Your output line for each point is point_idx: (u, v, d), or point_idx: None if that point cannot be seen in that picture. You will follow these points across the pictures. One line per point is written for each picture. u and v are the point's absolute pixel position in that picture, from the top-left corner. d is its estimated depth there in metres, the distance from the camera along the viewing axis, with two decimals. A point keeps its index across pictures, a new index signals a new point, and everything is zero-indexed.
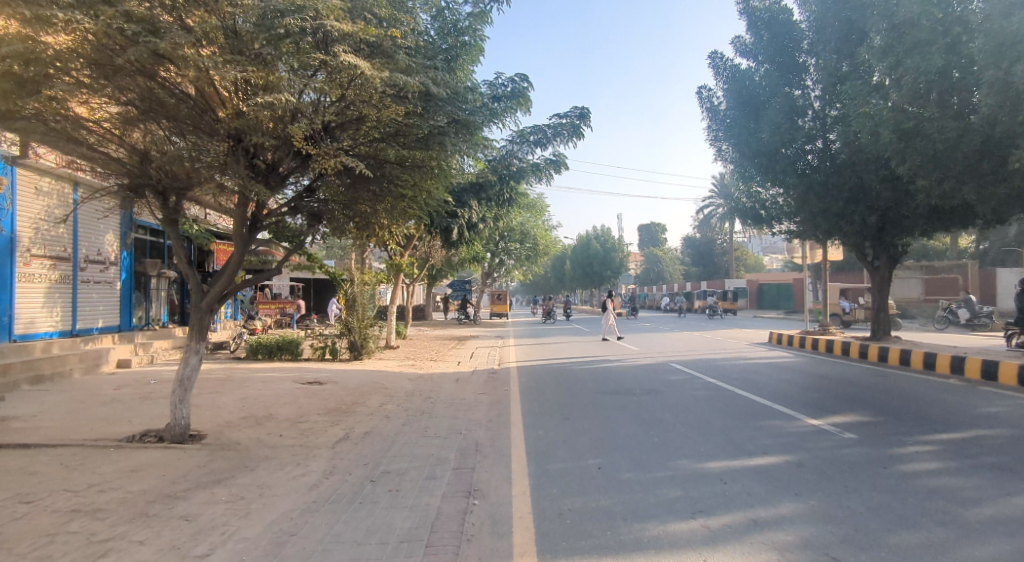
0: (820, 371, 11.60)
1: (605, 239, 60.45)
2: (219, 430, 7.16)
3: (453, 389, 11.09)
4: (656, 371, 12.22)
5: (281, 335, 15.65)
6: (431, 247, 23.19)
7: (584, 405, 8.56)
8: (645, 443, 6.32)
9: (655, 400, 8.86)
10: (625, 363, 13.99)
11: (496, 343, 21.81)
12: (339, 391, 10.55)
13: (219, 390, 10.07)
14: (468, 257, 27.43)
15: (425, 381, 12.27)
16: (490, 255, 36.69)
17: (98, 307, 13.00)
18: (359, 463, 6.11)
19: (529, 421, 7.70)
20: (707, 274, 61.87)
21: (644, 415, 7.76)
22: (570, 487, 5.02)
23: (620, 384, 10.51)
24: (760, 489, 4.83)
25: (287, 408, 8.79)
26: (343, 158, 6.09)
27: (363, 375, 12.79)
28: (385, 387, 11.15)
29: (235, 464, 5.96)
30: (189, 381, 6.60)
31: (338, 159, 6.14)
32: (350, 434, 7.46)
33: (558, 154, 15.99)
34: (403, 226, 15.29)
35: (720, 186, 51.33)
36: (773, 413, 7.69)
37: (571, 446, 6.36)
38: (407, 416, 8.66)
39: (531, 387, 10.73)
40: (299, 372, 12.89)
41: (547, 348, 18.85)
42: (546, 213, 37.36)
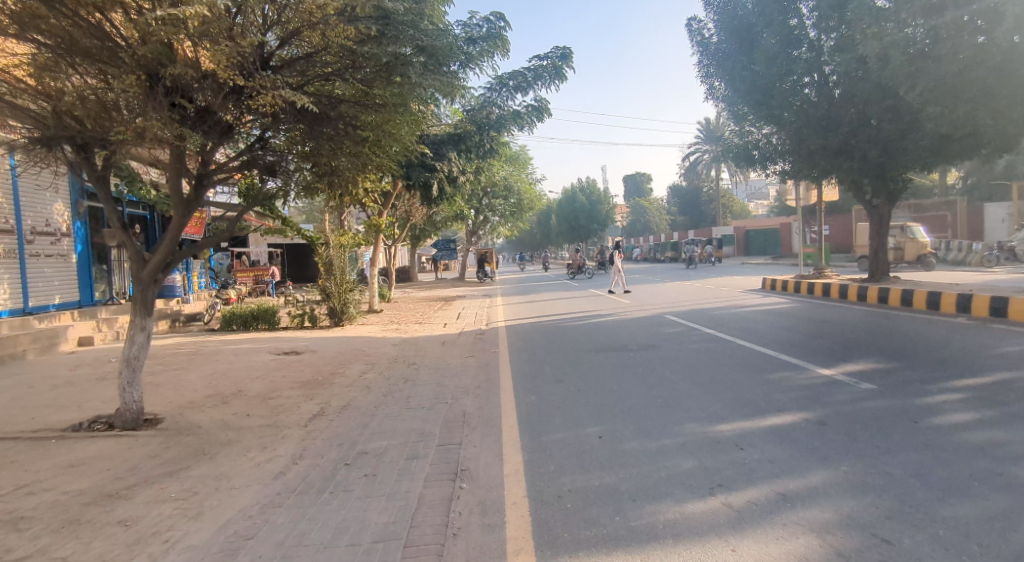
0: (820, 316, 11.10)
1: (590, 191, 59.54)
2: (178, 413, 6.51)
3: (438, 354, 10.48)
4: (650, 324, 11.66)
5: (255, 304, 14.87)
6: (411, 205, 22.23)
7: (578, 366, 7.97)
8: (648, 406, 5.75)
9: (653, 356, 8.29)
10: (618, 317, 13.45)
11: (484, 302, 21.19)
12: (316, 361, 9.90)
13: (186, 366, 9.43)
14: (451, 214, 26.52)
15: (408, 346, 11.66)
16: (474, 212, 35.84)
17: (54, 282, 12.54)
18: (332, 443, 5.50)
19: (519, 386, 7.11)
20: (694, 223, 61.38)
21: (643, 374, 7.19)
22: (568, 463, 4.44)
23: (614, 340, 9.93)
24: (783, 453, 4.26)
25: (258, 383, 8.14)
26: (281, 90, 5.25)
27: (344, 342, 12.14)
28: (366, 355, 10.53)
29: (193, 451, 5.33)
30: (137, 361, 5.97)
31: (275, 92, 5.27)
32: (325, 409, 6.83)
33: (539, 99, 15.29)
34: (376, 184, 14.30)
35: (706, 131, 50.35)
36: (781, 364, 7.14)
37: (567, 413, 5.78)
38: (388, 386, 8.03)
39: (521, 347, 10.14)
40: (274, 342, 12.24)
41: (536, 305, 18.26)
42: (529, 166, 36.37)
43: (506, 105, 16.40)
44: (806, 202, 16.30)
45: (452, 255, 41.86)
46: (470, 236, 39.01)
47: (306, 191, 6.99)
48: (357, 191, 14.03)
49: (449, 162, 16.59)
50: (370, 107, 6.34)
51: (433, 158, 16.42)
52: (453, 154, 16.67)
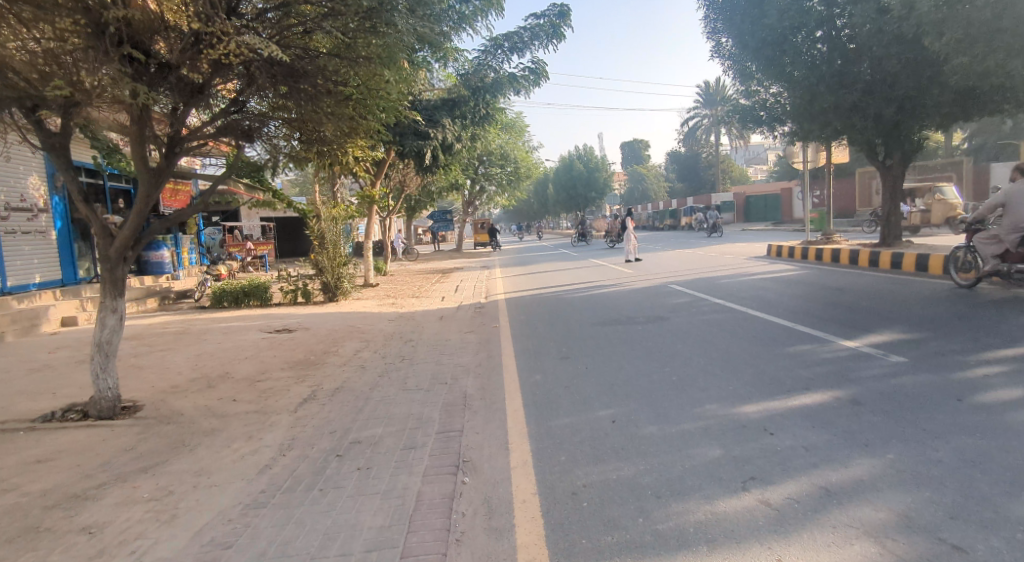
0: (832, 283, 10.68)
1: (588, 159, 58.61)
2: (159, 400, 6.10)
3: (436, 329, 10.07)
4: (655, 294, 11.24)
5: (246, 280, 14.39)
6: (406, 174, 21.57)
7: (584, 341, 7.55)
8: (664, 385, 5.34)
9: (663, 329, 7.88)
10: (621, 287, 13.02)
11: (482, 274, 20.71)
12: (309, 340, 9.48)
13: (173, 347, 9.04)
14: (447, 184, 25.86)
15: (405, 321, 11.24)
16: (470, 182, 35.24)
17: (33, 260, 12.24)
18: (323, 431, 5.10)
19: (523, 364, 6.69)
20: (693, 189, 60.69)
21: (654, 349, 6.78)
22: (581, 453, 4.02)
23: (620, 312, 9.50)
24: (819, 437, 3.85)
25: (246, 365, 7.71)
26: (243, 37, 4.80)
27: (338, 318, 11.71)
28: (361, 331, 10.12)
29: (172, 443, 4.92)
30: (110, 346, 5.54)
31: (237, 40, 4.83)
32: (316, 392, 6.41)
33: (536, 60, 14.62)
34: (367, 152, 13.74)
35: (705, 95, 49.34)
36: (800, 336, 6.70)
37: (575, 394, 5.36)
38: (384, 365, 7.61)
39: (522, 321, 9.73)
40: (265, 319, 11.84)
41: (536, 276, 17.81)
42: (526, 133, 35.57)
43: (502, 68, 15.81)
44: (815, 164, 15.72)
45: (448, 227, 41.22)
46: (466, 206, 38.38)
47: (294, 161, 7.01)
48: (346, 160, 13.42)
49: (443, 128, 15.93)
50: (350, 62, 5.99)
51: (427, 124, 15.82)
52: (448, 119, 16.06)
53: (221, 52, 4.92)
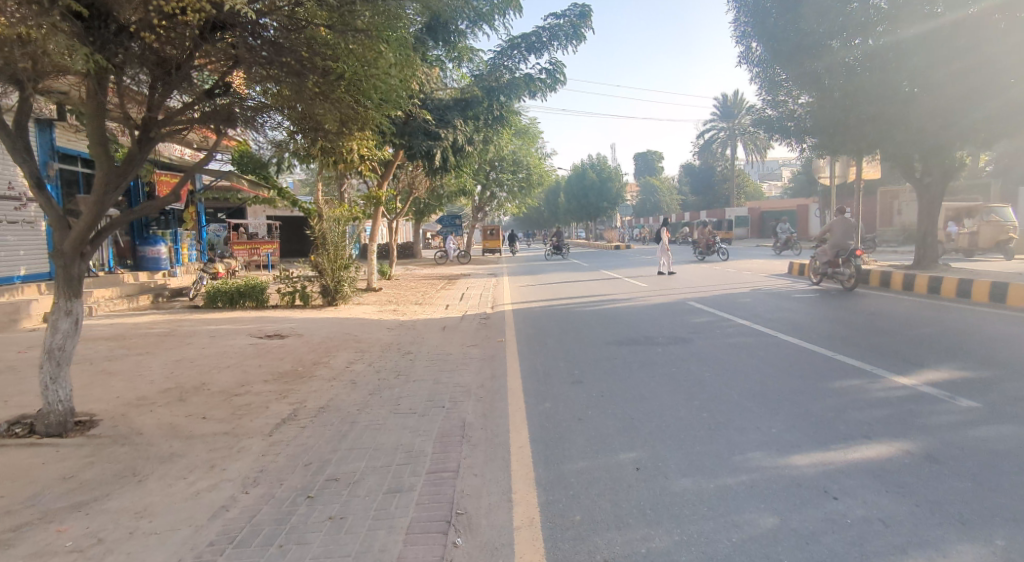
0: (866, 307, 9.88)
1: (601, 168, 57.92)
2: (120, 415, 5.41)
3: (437, 341, 9.36)
4: (674, 311, 10.51)
5: (242, 280, 13.77)
6: (415, 176, 20.92)
7: (599, 363, 6.82)
8: (695, 422, 4.59)
9: (686, 352, 7.13)
10: (636, 302, 12.27)
11: (488, 282, 20.01)
12: (300, 348, 8.78)
13: (152, 350, 8.38)
14: (456, 188, 25.25)
15: (405, 330, 10.57)
16: (482, 187, 34.76)
17: (19, 251, 11.73)
18: (298, 462, 4.39)
19: (531, 388, 5.97)
20: (707, 203, 59.94)
21: (678, 376, 6.03)
22: (601, 513, 3.29)
23: (637, 331, 8.76)
24: (900, 505, 3.09)
25: (226, 375, 7.00)
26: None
27: (334, 324, 11.06)
28: (357, 340, 9.43)
29: (121, 471, 4.23)
30: (62, 353, 4.87)
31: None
32: (297, 411, 5.70)
33: (553, 61, 13.98)
34: (372, 150, 13.14)
35: (723, 107, 48.87)
36: (844, 367, 5.94)
37: (591, 429, 4.64)
38: (377, 381, 6.91)
39: (531, 336, 9.01)
40: (258, 322, 11.19)
41: (545, 286, 17.08)
42: (540, 139, 35.04)
43: (518, 69, 15.21)
44: (843, 179, 14.95)
45: (457, 231, 40.57)
46: (476, 212, 37.81)
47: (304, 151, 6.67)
48: (350, 158, 12.78)
49: (454, 129, 15.27)
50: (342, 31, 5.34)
51: (438, 124, 15.21)
52: (460, 120, 15.45)
53: (177, 5, 4.28)
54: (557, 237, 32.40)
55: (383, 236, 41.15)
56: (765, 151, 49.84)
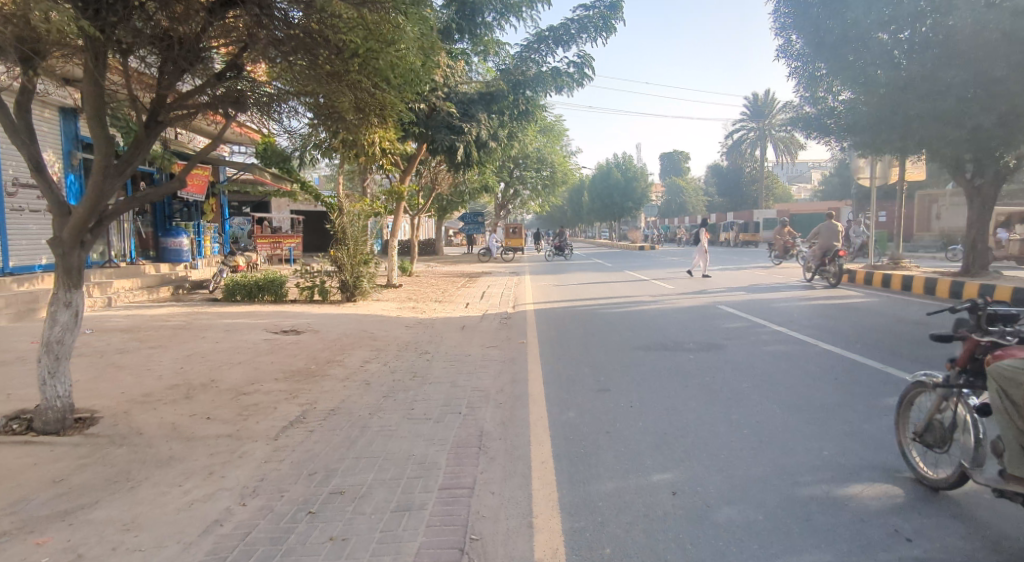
0: (911, 315, 9.33)
1: (626, 167, 57.16)
2: (122, 412, 5.15)
3: (456, 341, 9.02)
4: (704, 316, 10.04)
5: (261, 273, 13.59)
6: (438, 172, 20.64)
7: (627, 370, 6.41)
8: (734, 441, 4.17)
9: (719, 360, 6.69)
10: (664, 305, 11.79)
11: (510, 280, 19.62)
12: (315, 345, 8.51)
13: (164, 344, 8.16)
14: (479, 185, 24.91)
15: (424, 329, 10.26)
16: (505, 184, 34.46)
17: (40, 240, 11.67)
18: (303, 471, 4.07)
19: (554, 396, 5.58)
20: (734, 205, 58.88)
21: (713, 386, 5.60)
22: (634, 546, 2.89)
23: (665, 336, 8.32)
24: (985, 551, 2.66)
25: (236, 372, 6.72)
26: None
27: (352, 320, 10.78)
28: (374, 338, 9.13)
29: (115, 476, 3.95)
30: (61, 347, 4.62)
31: None
32: (306, 414, 5.39)
33: (582, 54, 13.60)
34: (392, 141, 12.86)
35: (753, 107, 47.93)
36: (896, 381, 5.46)
37: (620, 445, 4.24)
38: (392, 382, 6.59)
39: (553, 339, 8.62)
40: (276, 317, 10.97)
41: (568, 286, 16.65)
42: (565, 137, 34.61)
43: (545, 62, 14.84)
44: (883, 180, 14.28)
45: (479, 229, 40.10)
46: (499, 210, 37.37)
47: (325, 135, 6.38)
48: (372, 150, 12.52)
49: (478, 123, 14.94)
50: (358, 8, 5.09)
51: (461, 118, 14.90)
52: (484, 114, 15.12)
53: None
54: (562, 237, 32.26)
55: (405, 233, 40.92)
56: (796, 152, 48.72)
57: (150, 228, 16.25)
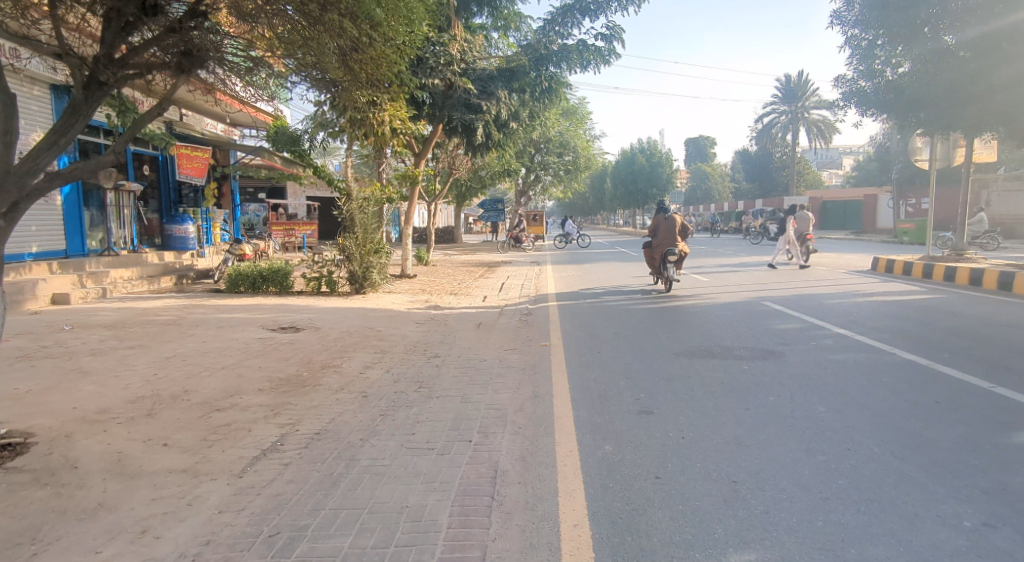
0: (992, 315, 8.15)
1: (651, 153, 55.51)
2: (62, 437, 4.24)
3: (471, 342, 8.05)
4: (749, 314, 8.94)
5: (267, 262, 12.78)
6: (456, 156, 19.65)
7: (669, 385, 5.40)
8: (830, 505, 3.13)
9: (780, 374, 5.62)
10: (700, 301, 10.70)
11: (530, 271, 18.59)
12: (313, 346, 7.58)
13: (145, 343, 7.29)
14: (499, 170, 23.87)
15: (436, 326, 9.29)
16: (526, 169, 33.31)
17: (29, 227, 10.94)
18: (261, 532, 3.11)
19: (585, 421, 4.59)
20: (763, 191, 56.88)
21: (782, 410, 4.54)
22: None
23: (708, 340, 7.27)
24: None
25: (215, 381, 5.80)
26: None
27: (359, 316, 9.86)
28: (379, 338, 8.20)
29: (19, 535, 3.02)
30: None
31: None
32: (284, 439, 4.46)
33: (612, 23, 12.43)
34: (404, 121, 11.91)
35: (785, 89, 46.04)
36: (1015, 407, 4.37)
37: (677, 502, 3.23)
38: (394, 395, 5.65)
39: (581, 341, 7.61)
40: (277, 311, 10.09)
41: (593, 278, 15.56)
42: (588, 120, 33.33)
43: (571, 35, 13.76)
44: (944, 163, 12.95)
45: (499, 216, 38.87)
46: (520, 196, 36.17)
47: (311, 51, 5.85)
48: (383, 129, 11.59)
49: (497, 101, 13.87)
50: None
51: (479, 95, 13.82)
52: (504, 91, 14.00)
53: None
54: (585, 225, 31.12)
55: (421, 220, 39.92)
56: (829, 137, 46.86)
57: (154, 215, 15.50)
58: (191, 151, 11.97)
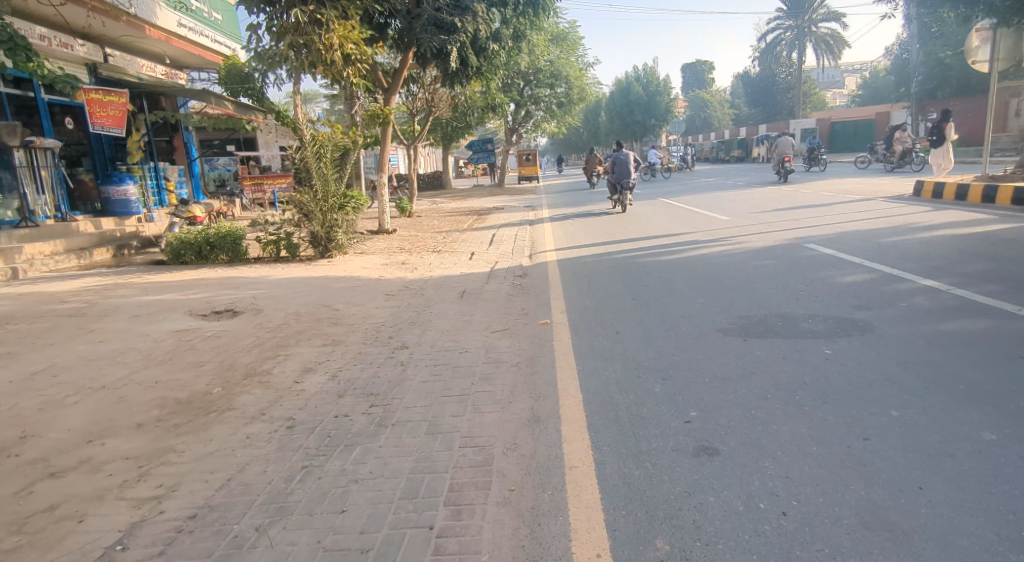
0: None
1: (648, 80, 52.31)
2: None
3: (453, 322, 6.31)
4: (798, 265, 7.19)
5: (214, 226, 10.89)
6: (434, 90, 17.45)
7: (730, 394, 3.68)
8: None
9: (887, 364, 3.92)
10: (727, 247, 8.94)
11: (523, 218, 16.69)
12: (245, 339, 5.84)
13: (18, 349, 5.51)
14: (485, 105, 21.60)
15: (412, 299, 7.54)
16: (516, 105, 30.96)
17: None
18: None
19: (615, 479, 2.88)
20: (767, 117, 54.06)
21: (930, 447, 2.84)
22: None
23: (759, 307, 5.53)
24: None
25: (78, 413, 4.07)
26: None
27: (318, 289, 8.11)
28: (334, 322, 6.44)
29: None
30: None
31: None
32: (130, 535, 2.77)
33: None
34: (358, 45, 9.81)
35: (791, 1, 42.97)
36: None
37: None
38: (333, 423, 3.94)
39: (591, 315, 5.88)
40: (219, 287, 8.28)
41: (595, 223, 13.72)
42: (580, 47, 30.72)
43: None
44: (1007, 63, 11.01)
45: (489, 157, 36.47)
46: (511, 135, 33.66)
47: None
48: (332, 56, 9.53)
49: (474, 16, 11.78)
50: None
51: (451, 11, 11.68)
52: (481, 4, 11.87)
53: None
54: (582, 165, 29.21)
55: (407, 167, 37.55)
56: (838, 53, 43.98)
57: (87, 175, 13.50)
58: (104, 96, 9.90)
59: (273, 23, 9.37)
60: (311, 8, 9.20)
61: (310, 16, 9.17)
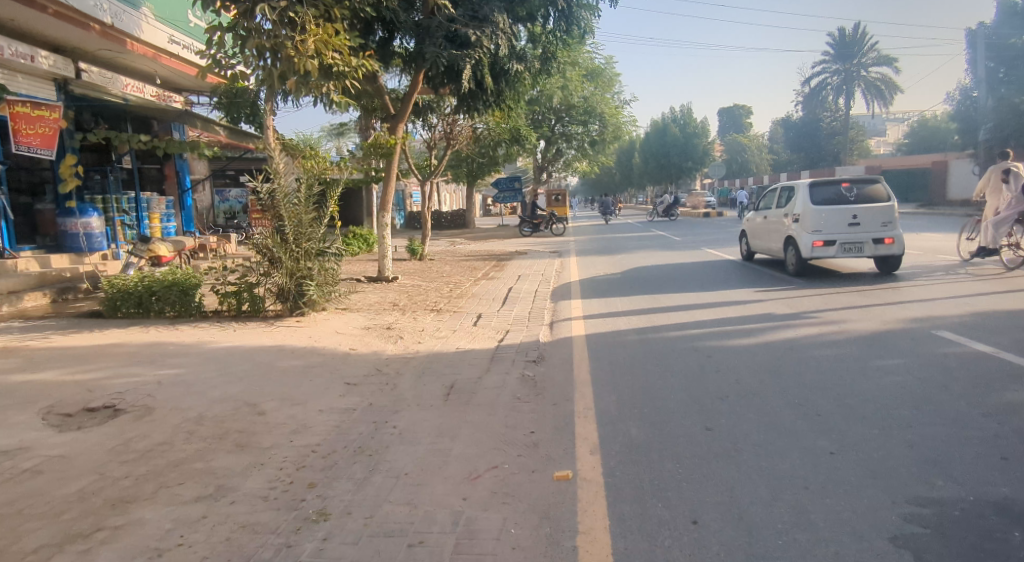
0: None
1: (685, 122, 50.40)
2: None
3: (423, 456, 4.00)
4: (955, 375, 4.74)
5: (163, 272, 8.83)
6: (454, 123, 15.49)
7: None
8: None
9: None
10: (824, 332, 6.50)
11: (547, 268, 14.36)
12: (73, 481, 3.56)
13: None
14: (511, 140, 19.58)
15: (377, 398, 5.22)
16: (546, 143, 29.06)
17: None
18: None
19: None
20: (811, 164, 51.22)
21: None
22: None
23: (951, 481, 3.10)
24: None
25: None
26: None
27: (254, 372, 5.84)
28: (240, 447, 4.15)
29: None
30: None
31: None
32: None
33: None
34: (342, 54, 7.80)
35: (839, 46, 41.00)
36: None
37: None
38: None
39: (645, 468, 3.51)
40: (124, 362, 6.07)
41: (634, 281, 11.26)
42: (616, 85, 28.94)
43: None
44: None
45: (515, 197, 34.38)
46: (539, 173, 31.56)
47: None
48: (305, 66, 7.46)
49: (495, 29, 9.73)
50: None
51: (464, 21, 9.70)
52: (503, 14, 9.84)
53: None
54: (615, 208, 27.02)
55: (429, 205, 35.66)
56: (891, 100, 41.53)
57: (45, 205, 11.67)
58: (32, 110, 8.06)
59: (236, 26, 7.37)
60: (280, 4, 7.30)
61: (281, 13, 7.34)
